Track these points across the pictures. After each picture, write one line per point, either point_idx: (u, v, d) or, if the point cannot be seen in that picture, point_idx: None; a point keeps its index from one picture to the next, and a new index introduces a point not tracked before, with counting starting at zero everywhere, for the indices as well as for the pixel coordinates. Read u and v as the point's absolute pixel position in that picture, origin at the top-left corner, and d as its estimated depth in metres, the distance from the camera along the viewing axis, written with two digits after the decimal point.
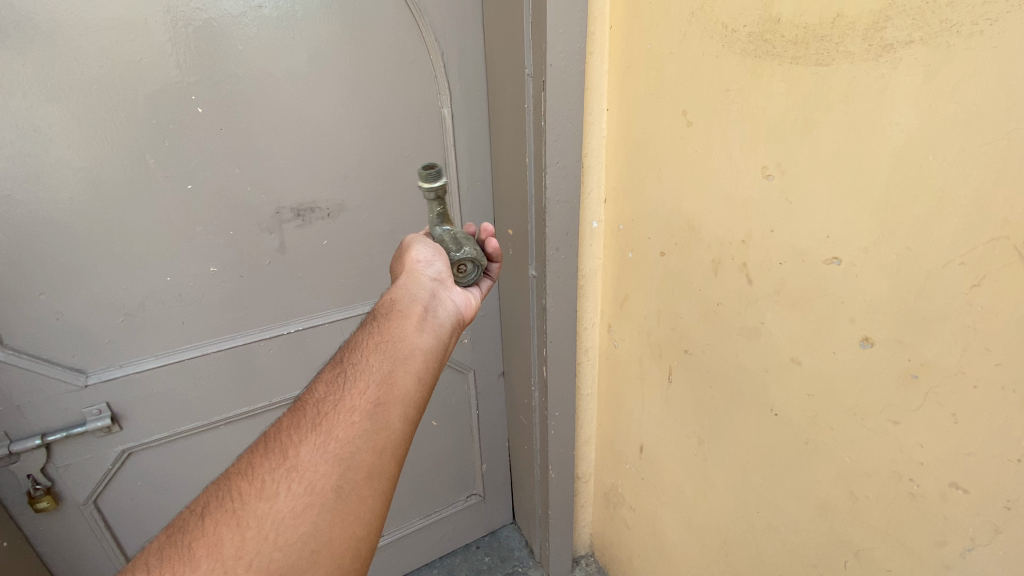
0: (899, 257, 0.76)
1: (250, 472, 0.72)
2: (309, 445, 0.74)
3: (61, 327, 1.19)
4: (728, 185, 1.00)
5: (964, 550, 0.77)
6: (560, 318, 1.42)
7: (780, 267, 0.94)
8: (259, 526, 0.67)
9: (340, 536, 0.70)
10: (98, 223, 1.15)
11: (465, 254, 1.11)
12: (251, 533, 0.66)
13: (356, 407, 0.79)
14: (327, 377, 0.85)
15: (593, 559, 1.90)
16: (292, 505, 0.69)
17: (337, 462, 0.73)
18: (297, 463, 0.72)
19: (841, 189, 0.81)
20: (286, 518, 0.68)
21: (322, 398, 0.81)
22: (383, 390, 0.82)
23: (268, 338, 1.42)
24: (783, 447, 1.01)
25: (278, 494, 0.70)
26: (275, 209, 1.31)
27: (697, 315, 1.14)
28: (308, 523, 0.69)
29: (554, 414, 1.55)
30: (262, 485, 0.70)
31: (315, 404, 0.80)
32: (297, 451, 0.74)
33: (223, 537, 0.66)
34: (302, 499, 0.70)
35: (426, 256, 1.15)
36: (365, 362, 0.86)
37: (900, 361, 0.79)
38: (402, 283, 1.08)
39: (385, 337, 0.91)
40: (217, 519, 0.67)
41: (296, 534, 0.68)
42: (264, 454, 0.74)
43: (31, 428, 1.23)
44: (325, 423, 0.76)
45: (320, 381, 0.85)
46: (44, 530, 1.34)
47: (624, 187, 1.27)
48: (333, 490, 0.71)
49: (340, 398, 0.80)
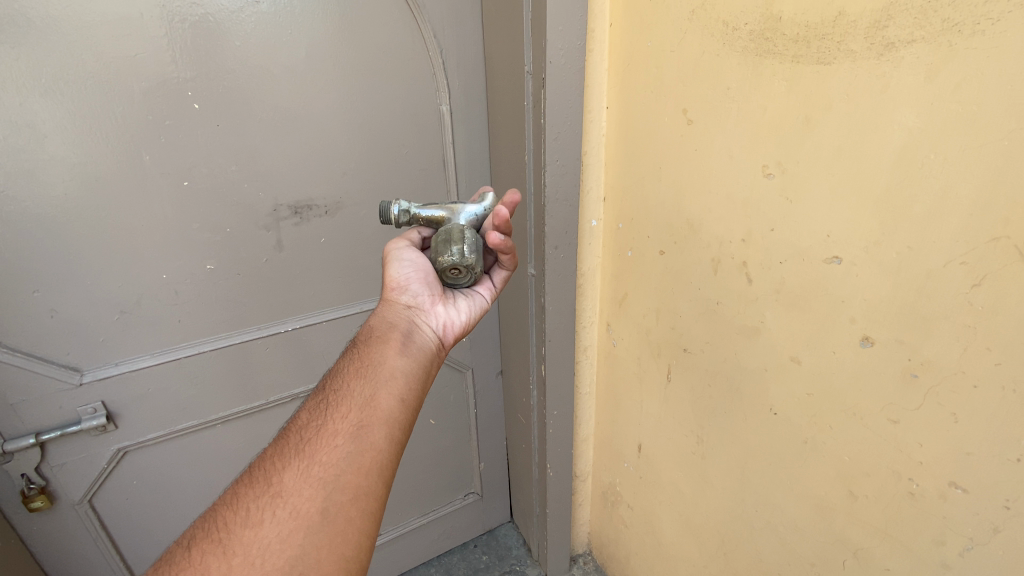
0: (899, 256, 0.76)
1: (235, 502, 0.73)
2: (292, 471, 0.75)
3: (56, 325, 1.18)
4: (728, 184, 1.00)
5: (963, 549, 0.78)
6: (559, 316, 1.42)
7: (780, 265, 0.94)
8: (245, 554, 0.67)
9: (329, 557, 0.70)
10: (93, 220, 1.13)
11: (449, 260, 1.00)
12: (237, 560, 0.67)
13: (338, 431, 0.79)
14: (310, 404, 0.86)
15: (591, 558, 1.90)
16: (277, 530, 0.70)
17: (321, 486, 0.74)
18: (280, 490, 0.73)
19: (841, 188, 0.81)
20: (272, 543, 0.69)
21: (304, 425, 0.82)
22: (365, 412, 0.82)
23: (265, 337, 1.41)
24: (781, 446, 1.02)
25: (263, 520, 0.70)
26: (272, 207, 1.30)
27: (696, 314, 1.14)
28: (294, 547, 0.69)
29: (552, 413, 1.55)
30: (248, 513, 0.71)
31: (297, 432, 0.81)
32: (280, 478, 0.74)
33: (210, 565, 0.66)
34: (288, 523, 0.70)
35: (403, 278, 1.10)
36: (346, 386, 0.87)
37: (900, 360, 0.79)
38: (381, 309, 1.07)
39: (366, 361, 0.92)
40: (204, 548, 0.68)
41: (283, 558, 0.68)
42: (249, 483, 0.75)
43: (25, 427, 1.22)
44: (308, 449, 0.77)
45: (303, 409, 0.86)
46: (38, 530, 1.33)
47: (623, 185, 1.27)
48: (317, 513, 0.71)
49: (322, 424, 0.81)
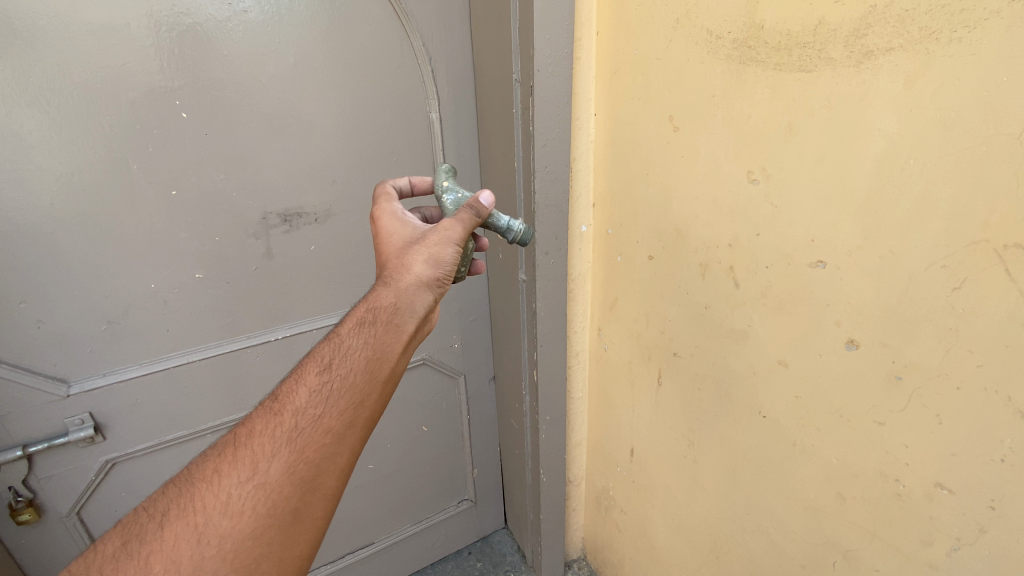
0: (883, 260, 0.77)
1: (216, 482, 0.71)
2: (279, 464, 0.73)
3: (43, 336, 1.16)
4: (714, 189, 1.01)
5: (950, 549, 0.78)
6: (550, 321, 1.42)
7: (766, 270, 0.95)
8: (219, 546, 0.68)
9: (291, 556, 0.73)
10: (80, 230, 1.13)
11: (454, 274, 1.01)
12: (211, 552, 0.68)
13: (329, 429, 0.77)
14: (310, 382, 0.79)
15: (585, 563, 1.89)
16: (252, 526, 0.70)
17: (299, 487, 0.74)
18: (263, 482, 0.72)
19: (825, 192, 0.82)
20: (245, 538, 0.70)
21: (301, 409, 0.77)
22: (357, 412, 0.80)
23: (255, 345, 1.40)
24: (770, 448, 1.02)
25: (240, 512, 0.70)
26: (262, 215, 1.29)
27: (685, 318, 1.15)
28: (263, 544, 0.71)
29: (545, 418, 1.55)
30: (227, 501, 0.70)
31: (292, 415, 0.77)
32: (265, 468, 0.73)
33: (182, 550, 0.67)
34: (261, 520, 0.71)
35: (441, 275, 0.93)
36: (351, 375, 0.81)
37: (885, 363, 0.80)
38: (408, 294, 0.89)
39: (377, 350, 0.84)
40: (178, 530, 0.68)
41: (252, 554, 0.70)
42: (232, 463, 0.73)
43: (12, 440, 1.20)
44: (298, 443, 0.75)
45: (301, 384, 0.79)
46: (26, 543, 1.31)
47: (612, 191, 1.28)
48: (290, 513, 0.73)
49: (317, 413, 0.77)
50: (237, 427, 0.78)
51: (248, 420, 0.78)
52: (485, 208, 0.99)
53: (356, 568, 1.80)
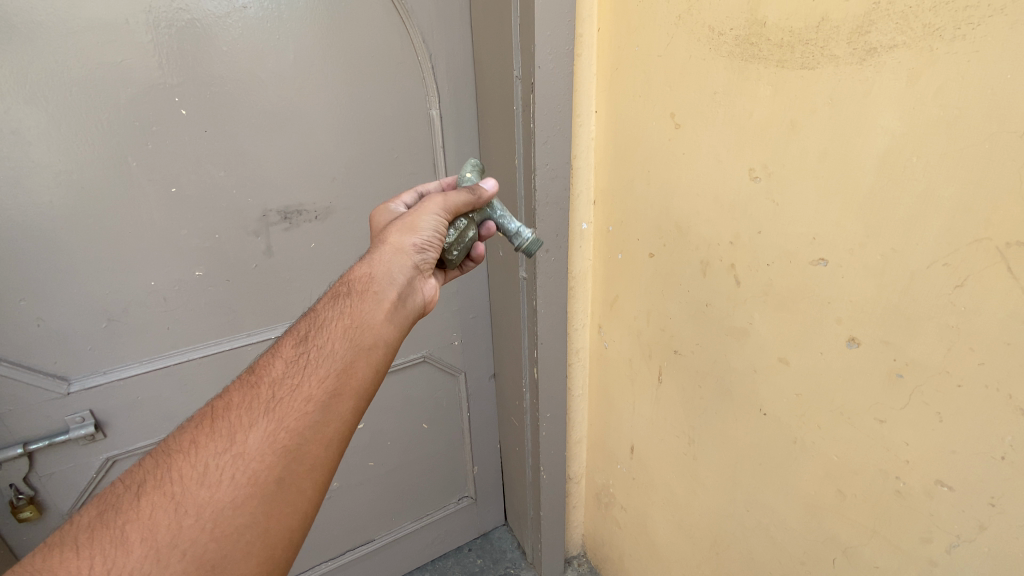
0: (884, 258, 0.77)
1: (193, 453, 0.70)
2: (258, 432, 0.73)
3: (43, 333, 1.16)
4: (716, 187, 1.00)
5: (950, 546, 0.78)
6: (550, 319, 1.42)
7: (768, 267, 0.95)
8: (196, 516, 0.67)
9: (277, 528, 0.71)
10: (80, 228, 1.12)
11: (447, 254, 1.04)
12: (188, 521, 0.66)
13: (311, 397, 0.77)
14: (287, 354, 0.82)
15: (585, 559, 1.90)
16: (232, 494, 0.69)
17: (282, 457, 0.73)
18: (242, 450, 0.71)
19: (826, 190, 0.82)
20: (224, 507, 0.68)
21: (278, 379, 0.78)
22: (340, 380, 0.80)
23: (255, 343, 1.40)
24: (771, 446, 1.02)
25: (219, 481, 0.69)
26: (261, 212, 1.29)
27: (686, 315, 1.15)
28: (245, 514, 0.69)
29: (545, 415, 1.55)
30: (204, 471, 0.69)
31: (269, 385, 0.77)
32: (243, 437, 0.72)
33: (158, 520, 0.65)
34: (243, 490, 0.69)
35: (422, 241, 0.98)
36: (330, 345, 0.82)
37: (886, 361, 0.80)
38: (388, 262, 0.94)
39: (355, 320, 0.86)
40: (155, 502, 0.66)
41: (233, 525, 0.68)
42: (209, 435, 0.72)
43: (12, 437, 1.20)
44: (278, 409, 0.75)
45: (279, 357, 0.81)
46: (28, 540, 1.31)
47: (612, 188, 1.28)
48: (274, 483, 0.71)
49: (295, 382, 0.78)
50: (214, 400, 0.78)
51: (224, 394, 0.78)
52: (488, 194, 1.06)
53: (357, 565, 1.81)
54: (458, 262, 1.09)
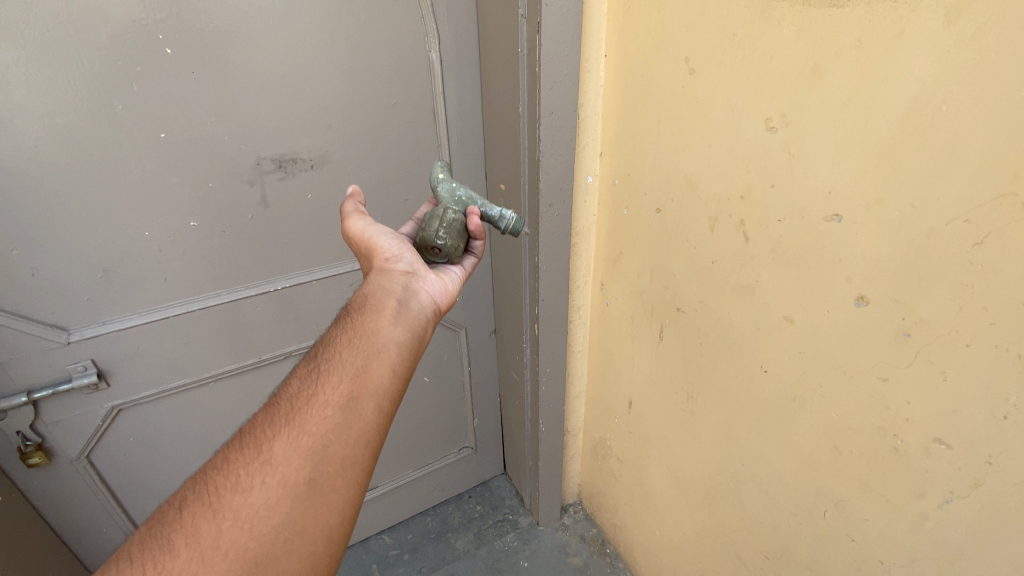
0: (901, 214, 0.74)
1: (225, 466, 0.73)
2: (282, 440, 0.74)
3: (38, 283, 1.14)
4: (729, 139, 0.96)
5: (943, 501, 0.79)
6: (553, 276, 1.40)
7: (778, 224, 0.92)
8: (234, 518, 0.68)
9: (314, 525, 0.71)
10: (68, 175, 1.08)
11: (445, 240, 1.04)
12: (227, 523, 0.67)
13: (328, 401, 0.78)
14: (300, 371, 0.85)
15: (581, 507, 1.96)
16: (265, 497, 0.70)
17: (309, 458, 0.73)
18: (269, 458, 0.73)
19: (845, 142, 0.78)
20: (260, 509, 0.69)
21: (295, 393, 0.80)
22: (356, 382, 0.81)
23: (255, 295, 1.39)
24: (769, 403, 1.03)
25: (251, 487, 0.70)
26: (255, 161, 1.24)
27: (690, 273, 1.13)
28: (281, 514, 0.69)
29: (545, 371, 1.56)
30: (236, 479, 0.71)
31: (287, 399, 0.80)
32: (269, 446, 0.74)
33: (199, 527, 0.67)
34: (275, 491, 0.70)
35: (394, 249, 1.04)
36: (341, 354, 0.85)
37: (895, 320, 0.79)
38: (374, 276, 1.00)
39: (360, 328, 0.89)
40: (195, 511, 0.68)
41: (270, 524, 0.69)
42: (239, 449, 0.74)
43: (16, 386, 1.21)
44: (297, 417, 0.76)
45: (295, 375, 0.84)
46: (39, 485, 1.33)
47: (620, 140, 1.23)
48: (305, 484, 0.72)
49: (310, 391, 0.80)
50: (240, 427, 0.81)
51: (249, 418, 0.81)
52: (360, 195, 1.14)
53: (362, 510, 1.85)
54: (456, 249, 1.07)
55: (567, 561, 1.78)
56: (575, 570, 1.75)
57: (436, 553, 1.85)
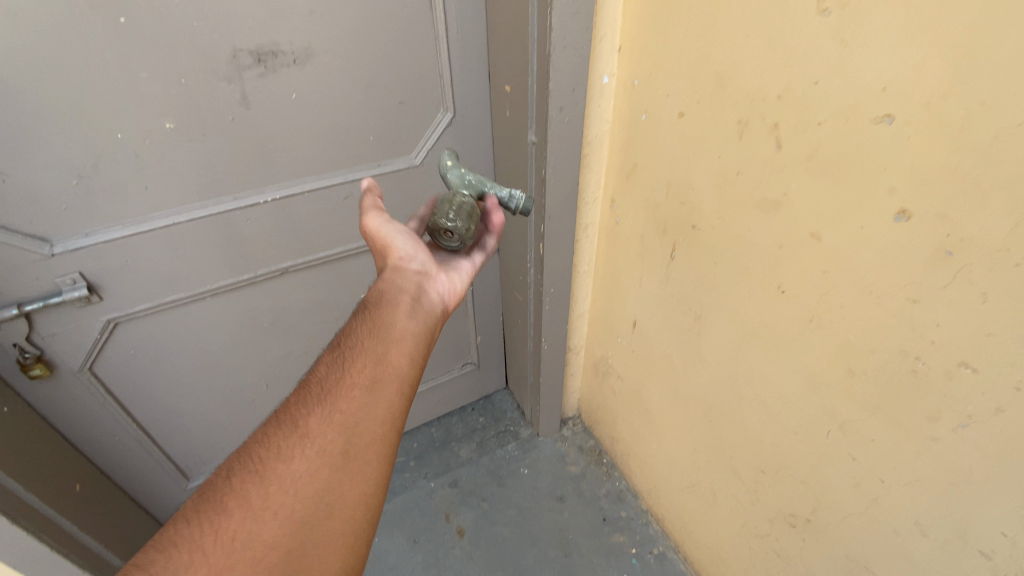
0: (965, 115, 0.64)
1: (265, 439, 0.73)
2: (318, 414, 0.75)
3: (10, 191, 1.06)
4: (772, 25, 0.82)
5: (957, 426, 0.76)
6: (561, 189, 1.31)
7: (818, 128, 0.81)
8: (279, 485, 0.69)
9: (349, 496, 0.71)
10: (20, 66, 0.96)
11: (458, 223, 1.00)
12: (274, 491, 0.68)
13: (357, 382, 0.80)
14: (327, 355, 0.86)
15: (579, 420, 2.01)
16: (307, 466, 0.70)
17: (344, 430, 0.74)
18: (308, 431, 0.73)
19: (912, 24, 0.66)
20: (302, 477, 0.70)
21: (325, 374, 0.81)
22: (381, 366, 0.83)
23: (245, 207, 1.31)
24: (783, 324, 0.98)
25: (293, 455, 0.71)
26: (230, 52, 1.10)
27: (711, 186, 1.04)
28: (322, 482, 0.70)
29: (549, 290, 1.52)
30: (278, 450, 0.71)
31: (318, 380, 0.81)
32: (306, 420, 0.75)
33: (248, 493, 0.67)
34: (316, 460, 0.71)
35: (409, 251, 1.02)
36: (365, 339, 0.86)
37: (937, 236, 0.71)
38: (391, 269, 1.00)
39: (381, 316, 0.91)
40: (243, 478, 0.69)
41: (312, 492, 0.69)
42: (277, 423, 0.75)
43: (5, 299, 1.17)
44: (331, 394, 0.78)
45: (321, 359, 0.85)
46: (45, 396, 1.33)
47: (643, 31, 1.07)
48: (341, 455, 0.72)
49: (339, 373, 0.81)
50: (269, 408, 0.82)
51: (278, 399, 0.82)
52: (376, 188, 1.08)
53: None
54: (468, 233, 1.02)
55: (565, 469, 1.85)
56: (572, 477, 1.82)
57: (441, 459, 1.91)
